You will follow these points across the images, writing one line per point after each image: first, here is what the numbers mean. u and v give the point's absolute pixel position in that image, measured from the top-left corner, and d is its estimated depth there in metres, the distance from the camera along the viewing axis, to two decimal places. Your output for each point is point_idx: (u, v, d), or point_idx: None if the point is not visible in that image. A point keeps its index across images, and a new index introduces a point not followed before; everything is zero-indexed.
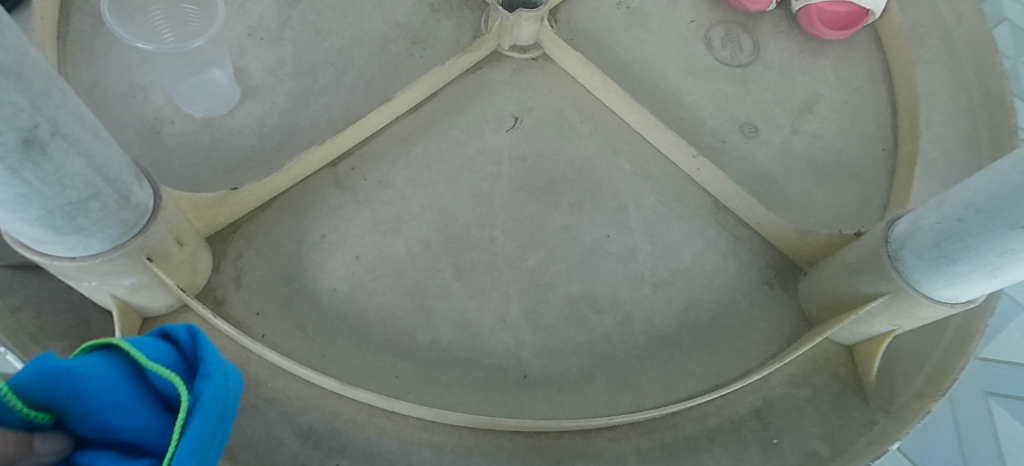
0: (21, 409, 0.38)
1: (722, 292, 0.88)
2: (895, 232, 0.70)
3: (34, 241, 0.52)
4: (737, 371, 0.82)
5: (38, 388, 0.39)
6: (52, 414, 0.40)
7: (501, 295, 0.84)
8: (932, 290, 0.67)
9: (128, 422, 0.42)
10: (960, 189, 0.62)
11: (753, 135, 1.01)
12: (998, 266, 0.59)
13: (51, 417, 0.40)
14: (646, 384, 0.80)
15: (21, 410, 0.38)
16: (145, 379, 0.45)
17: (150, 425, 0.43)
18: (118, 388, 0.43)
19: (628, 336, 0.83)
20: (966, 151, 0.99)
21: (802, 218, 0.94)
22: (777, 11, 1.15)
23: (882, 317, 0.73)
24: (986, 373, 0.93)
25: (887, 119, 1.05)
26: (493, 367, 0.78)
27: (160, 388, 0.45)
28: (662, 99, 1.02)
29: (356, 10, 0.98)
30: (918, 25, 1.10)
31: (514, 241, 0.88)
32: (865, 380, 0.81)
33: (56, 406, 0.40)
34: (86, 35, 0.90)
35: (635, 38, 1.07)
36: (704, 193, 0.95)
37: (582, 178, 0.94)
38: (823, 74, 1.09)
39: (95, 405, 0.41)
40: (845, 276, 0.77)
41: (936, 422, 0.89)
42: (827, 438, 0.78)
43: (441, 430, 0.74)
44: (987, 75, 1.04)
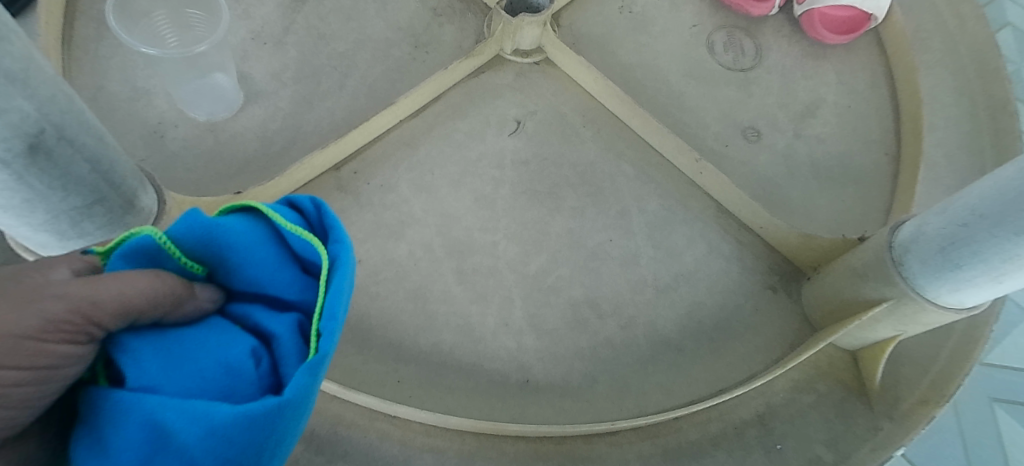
0: (179, 257, 0.43)
1: (725, 296, 0.88)
2: (898, 237, 0.70)
3: (39, 246, 0.57)
4: (740, 376, 0.82)
5: (190, 240, 0.42)
6: (205, 266, 0.44)
7: (503, 299, 0.83)
8: (936, 295, 0.66)
9: (268, 280, 0.43)
10: (965, 194, 0.62)
11: (755, 139, 1.01)
12: (1003, 272, 0.59)
13: (205, 269, 0.45)
14: (649, 389, 0.80)
15: (179, 258, 0.43)
16: (283, 241, 0.44)
17: (293, 283, 0.43)
18: (263, 245, 0.43)
19: (631, 341, 0.83)
20: (970, 156, 0.99)
21: (805, 223, 0.94)
22: (779, 15, 1.15)
23: (886, 322, 0.73)
24: (990, 378, 0.92)
25: (889, 124, 1.05)
26: (495, 372, 0.78)
27: (297, 250, 0.44)
28: (664, 103, 1.02)
29: (359, 14, 0.99)
30: (921, 30, 1.10)
31: (516, 245, 0.88)
32: (869, 385, 0.80)
33: (206, 260, 0.43)
34: (91, 40, 0.90)
35: (638, 42, 1.07)
36: (707, 197, 0.95)
37: (584, 182, 0.93)
38: (826, 78, 1.09)
39: (236, 261, 0.42)
40: (849, 281, 0.76)
41: (940, 428, 0.88)
42: (830, 443, 0.78)
43: (443, 435, 0.73)
44: (990, 79, 1.03)
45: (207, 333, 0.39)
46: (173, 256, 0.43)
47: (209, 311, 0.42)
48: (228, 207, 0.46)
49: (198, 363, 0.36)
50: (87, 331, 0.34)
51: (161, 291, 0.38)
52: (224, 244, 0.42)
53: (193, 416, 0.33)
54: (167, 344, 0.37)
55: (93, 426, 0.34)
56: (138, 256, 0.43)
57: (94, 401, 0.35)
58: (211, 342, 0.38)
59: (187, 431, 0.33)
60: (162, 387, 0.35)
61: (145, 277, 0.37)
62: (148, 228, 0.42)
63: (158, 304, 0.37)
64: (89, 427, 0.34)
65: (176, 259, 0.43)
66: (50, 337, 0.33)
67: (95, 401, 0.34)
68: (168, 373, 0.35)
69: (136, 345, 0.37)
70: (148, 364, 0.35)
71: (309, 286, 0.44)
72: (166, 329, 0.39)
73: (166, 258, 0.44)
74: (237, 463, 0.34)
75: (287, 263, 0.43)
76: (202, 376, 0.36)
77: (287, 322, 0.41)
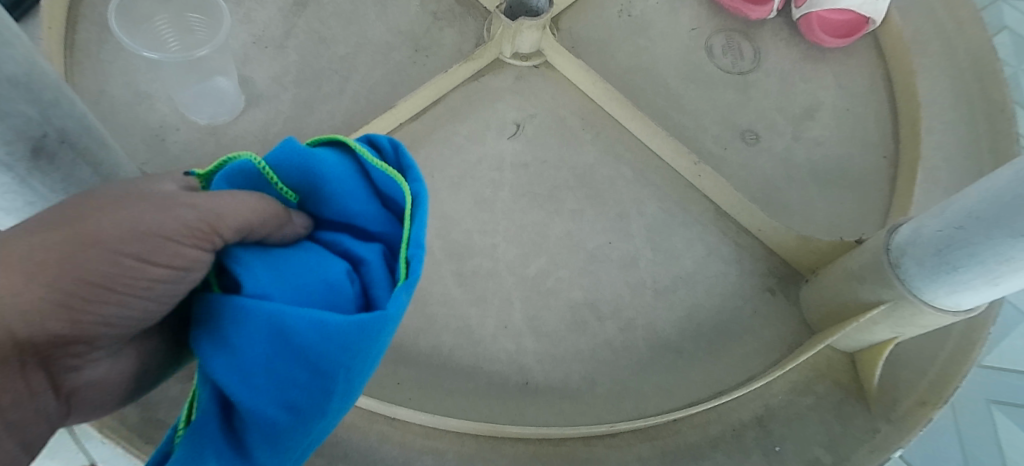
0: (276, 184, 0.47)
1: (723, 299, 0.88)
2: (896, 239, 0.70)
3: None
4: (739, 378, 0.82)
5: (288, 169, 0.46)
6: (297, 194, 0.48)
7: (502, 301, 0.84)
8: (933, 297, 0.66)
9: (357, 211, 0.47)
10: (962, 196, 0.62)
11: (754, 142, 1.01)
12: (999, 274, 0.59)
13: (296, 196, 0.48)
14: (648, 391, 0.80)
15: (277, 184, 0.47)
16: (367, 177, 0.48)
17: (376, 217, 0.48)
18: (350, 178, 0.47)
19: (630, 343, 0.83)
20: (967, 159, 0.99)
21: (804, 226, 0.95)
22: (777, 19, 1.15)
23: (884, 324, 0.73)
24: (988, 380, 0.92)
25: (887, 127, 1.05)
26: (495, 374, 0.78)
27: (378, 186, 0.48)
28: (663, 106, 1.02)
29: (359, 18, 0.99)
30: (918, 33, 1.10)
31: (516, 248, 0.88)
32: (867, 387, 0.81)
33: (300, 188, 0.47)
34: (93, 44, 0.91)
35: (637, 45, 1.08)
36: (705, 200, 0.95)
37: (584, 184, 0.94)
38: (824, 81, 1.10)
39: (329, 193, 0.46)
40: (847, 283, 0.77)
41: (938, 430, 0.89)
42: (828, 445, 0.78)
43: (442, 437, 0.74)
44: (988, 82, 1.04)
45: (307, 255, 0.44)
46: (271, 182, 0.47)
47: (301, 236, 0.47)
48: (316, 141, 0.50)
49: (305, 279, 0.42)
50: (213, 244, 0.39)
51: (269, 213, 0.42)
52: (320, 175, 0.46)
53: (313, 322, 0.38)
54: (274, 260, 0.43)
55: (217, 327, 0.39)
56: (238, 178, 0.47)
57: (216, 306, 0.40)
58: (313, 262, 0.43)
59: (309, 334, 0.39)
60: (277, 297, 0.40)
61: (254, 202, 0.42)
62: (247, 153, 0.46)
63: (267, 224, 0.42)
64: (212, 329, 0.40)
65: (274, 185, 0.47)
66: (184, 240, 0.37)
67: (218, 306, 0.40)
68: (281, 286, 0.40)
69: (248, 258, 0.41)
70: (263, 277, 0.40)
71: (388, 219, 0.48)
72: (270, 248, 0.44)
73: (263, 183, 0.47)
74: (349, 364, 0.41)
75: (371, 197, 0.48)
76: (310, 291, 0.41)
77: (374, 249, 0.46)
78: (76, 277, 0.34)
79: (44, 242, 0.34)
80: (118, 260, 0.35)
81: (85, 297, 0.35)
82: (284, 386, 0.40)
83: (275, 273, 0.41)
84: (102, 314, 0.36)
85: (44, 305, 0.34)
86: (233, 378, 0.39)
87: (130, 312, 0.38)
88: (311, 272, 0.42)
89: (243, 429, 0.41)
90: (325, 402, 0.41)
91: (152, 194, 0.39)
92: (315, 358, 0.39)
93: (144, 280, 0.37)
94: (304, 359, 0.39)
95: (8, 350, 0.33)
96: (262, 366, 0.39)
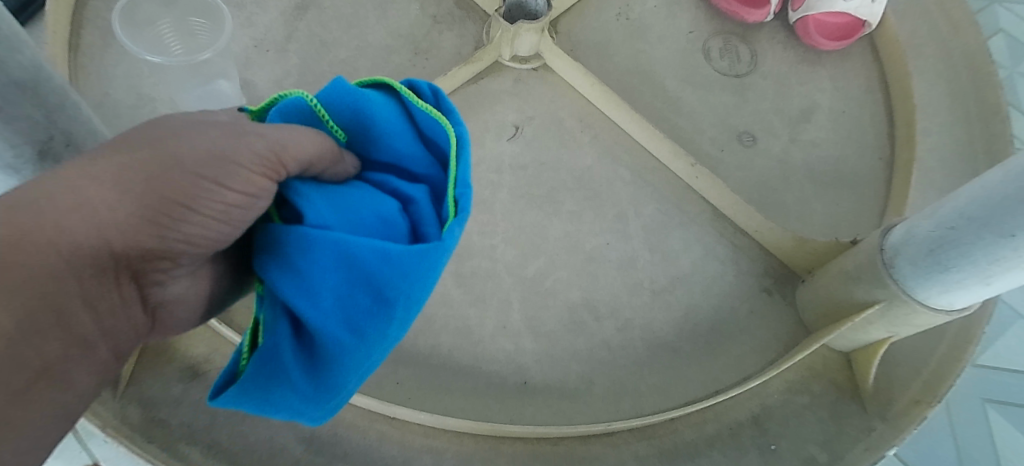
0: (327, 123, 0.46)
1: (720, 299, 0.89)
2: (889, 240, 0.71)
3: None
4: (735, 377, 0.83)
5: (338, 106, 0.45)
6: (347, 133, 0.47)
7: (501, 302, 0.85)
8: (927, 297, 0.67)
9: (404, 151, 0.46)
10: (953, 197, 0.63)
11: (751, 144, 1.02)
12: (990, 274, 0.60)
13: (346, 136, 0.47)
14: (645, 391, 0.81)
15: (328, 123, 0.46)
16: (411, 119, 0.46)
17: (422, 158, 0.46)
18: (396, 117, 0.45)
19: (628, 343, 0.84)
20: (962, 161, 1.00)
21: (800, 227, 0.96)
22: (774, 22, 1.16)
23: (879, 324, 0.74)
24: (983, 380, 0.93)
25: (883, 129, 1.06)
26: (494, 374, 0.79)
27: (423, 126, 0.46)
28: (661, 108, 1.03)
29: (360, 21, 1.00)
30: (914, 36, 1.11)
31: (515, 249, 0.89)
32: (863, 386, 0.82)
33: (350, 127, 0.46)
34: (97, 48, 0.91)
35: (635, 48, 1.09)
36: (703, 201, 0.96)
37: (582, 186, 0.95)
38: (820, 84, 1.10)
39: (378, 132, 0.45)
40: (842, 284, 0.78)
41: (933, 429, 0.89)
42: (824, 444, 0.79)
43: (442, 436, 0.75)
44: (983, 84, 1.05)
45: (360, 191, 0.44)
46: (323, 120, 0.46)
47: (351, 176, 0.46)
48: (364, 80, 0.48)
49: (361, 210, 0.41)
50: (279, 174, 0.40)
51: (322, 150, 0.42)
52: (368, 113, 0.45)
53: (371, 251, 0.38)
54: (331, 193, 0.42)
55: (282, 253, 0.40)
56: (293, 116, 0.47)
57: (280, 234, 0.41)
58: (367, 195, 0.43)
59: (369, 261, 0.38)
60: (337, 227, 0.40)
61: (310, 135, 0.41)
62: (301, 91, 0.46)
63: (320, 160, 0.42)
64: (277, 255, 0.40)
65: (325, 123, 0.46)
66: (254, 169, 0.38)
67: (282, 233, 0.40)
68: (339, 217, 0.40)
69: (307, 191, 0.42)
70: (322, 209, 0.41)
71: (435, 158, 0.46)
72: (325, 185, 0.44)
73: (316, 121, 0.47)
74: (406, 296, 0.40)
75: (416, 137, 0.46)
76: (365, 224, 0.41)
77: (423, 188, 0.44)
78: (160, 197, 0.36)
79: (127, 163, 0.35)
80: (197, 182, 0.36)
81: (170, 216, 0.36)
82: (346, 312, 0.40)
83: (333, 204, 0.41)
84: (183, 233, 0.37)
85: (132, 223, 0.35)
86: (298, 306, 0.39)
87: (209, 234, 0.39)
88: (366, 204, 0.42)
89: (312, 356, 0.41)
90: (384, 331, 0.41)
91: (216, 121, 0.40)
92: (377, 285, 0.39)
93: (219, 207, 0.38)
94: (365, 287, 0.39)
95: (104, 262, 0.36)
96: (326, 292, 0.39)
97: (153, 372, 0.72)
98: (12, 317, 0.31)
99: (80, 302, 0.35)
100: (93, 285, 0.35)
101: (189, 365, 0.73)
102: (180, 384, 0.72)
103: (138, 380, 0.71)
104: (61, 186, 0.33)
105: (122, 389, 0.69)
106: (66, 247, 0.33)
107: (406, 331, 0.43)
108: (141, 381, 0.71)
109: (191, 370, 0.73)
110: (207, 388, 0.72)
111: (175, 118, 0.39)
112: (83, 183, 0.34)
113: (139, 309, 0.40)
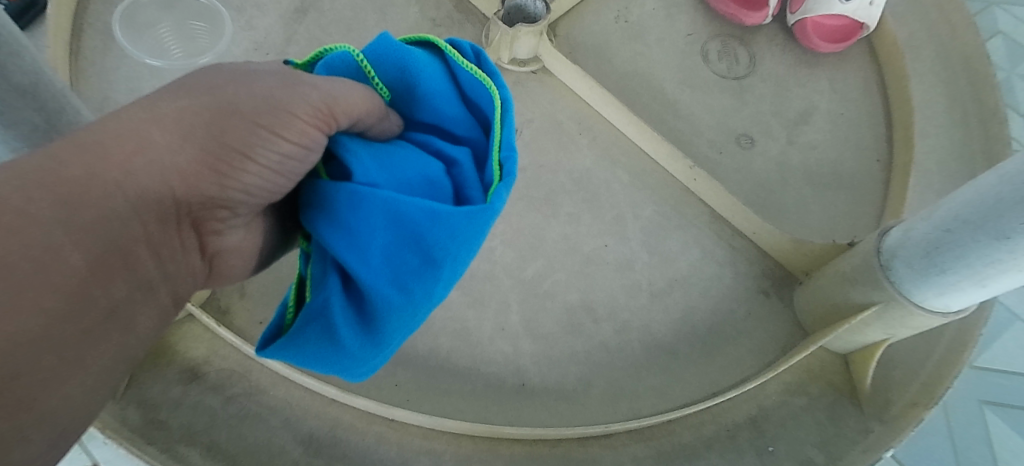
0: (372, 78, 0.48)
1: (718, 301, 0.89)
2: (886, 243, 0.71)
3: None
4: (733, 379, 0.83)
5: (384, 64, 0.47)
6: (392, 92, 0.49)
7: (500, 304, 0.85)
8: (923, 299, 0.67)
9: (447, 113, 0.48)
10: (949, 200, 0.63)
11: (749, 146, 1.02)
12: (986, 276, 0.60)
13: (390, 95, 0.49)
14: (643, 393, 0.81)
15: (374, 79, 0.48)
16: (455, 80, 0.49)
17: (464, 122, 0.48)
18: (440, 78, 0.48)
19: (625, 345, 0.84)
20: (959, 163, 1.00)
21: (798, 229, 0.96)
22: (772, 24, 1.17)
23: (876, 326, 0.74)
24: (981, 382, 0.93)
25: (881, 131, 1.07)
26: (492, 376, 0.80)
27: (466, 90, 0.49)
28: (659, 111, 1.04)
29: (359, 24, 1.01)
30: (911, 38, 1.12)
31: (513, 251, 0.89)
32: (860, 388, 0.82)
33: (395, 85, 0.48)
34: (97, 51, 0.92)
35: (634, 51, 1.09)
36: (701, 203, 0.96)
37: (580, 188, 0.95)
38: (818, 86, 1.11)
39: (423, 93, 0.47)
40: (839, 286, 0.78)
41: (930, 431, 0.90)
42: (821, 445, 0.79)
43: (440, 438, 0.75)
44: (981, 87, 1.05)
45: (405, 152, 0.45)
46: (368, 76, 0.48)
47: (395, 135, 0.48)
48: (408, 40, 0.51)
49: (408, 171, 0.43)
50: (329, 127, 0.42)
51: (370, 108, 0.44)
52: (415, 74, 0.47)
53: (421, 211, 0.40)
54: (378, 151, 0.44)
55: (332, 209, 0.42)
56: (339, 70, 0.49)
57: (330, 191, 0.42)
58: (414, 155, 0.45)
59: (420, 220, 0.40)
60: (385, 186, 0.42)
61: (360, 92, 0.43)
62: (348, 46, 0.48)
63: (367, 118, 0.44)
64: (327, 211, 0.42)
65: (370, 80, 0.48)
66: (307, 120, 0.41)
67: (332, 189, 0.42)
68: (387, 177, 0.42)
69: (355, 148, 0.44)
70: (369, 168, 0.42)
71: (475, 123, 0.49)
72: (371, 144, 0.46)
73: (361, 76, 0.49)
74: (452, 256, 0.42)
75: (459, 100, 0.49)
76: (412, 185, 0.43)
77: (465, 151, 0.47)
78: (219, 142, 0.38)
79: (186, 108, 0.38)
80: (255, 130, 0.39)
81: (230, 163, 0.39)
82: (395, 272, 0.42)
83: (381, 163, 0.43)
84: (242, 183, 0.40)
85: (195, 167, 0.38)
86: (347, 260, 0.41)
87: (264, 183, 0.42)
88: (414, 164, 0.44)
89: (359, 311, 0.43)
90: (429, 290, 0.43)
91: (268, 70, 0.42)
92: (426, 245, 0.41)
93: (275, 157, 0.41)
94: (413, 247, 0.41)
95: (168, 208, 0.38)
96: (375, 249, 0.41)
97: (153, 374, 0.72)
98: (84, 255, 0.32)
99: (146, 246, 0.36)
100: (158, 230, 0.37)
101: (188, 367, 0.73)
102: (179, 387, 0.72)
103: (138, 382, 0.71)
104: (127, 131, 0.36)
105: (123, 391, 0.69)
106: (133, 192, 0.35)
107: (448, 292, 0.45)
108: (140, 383, 0.71)
109: (190, 371, 0.73)
110: (206, 389, 0.72)
111: (227, 67, 0.41)
112: (146, 128, 0.36)
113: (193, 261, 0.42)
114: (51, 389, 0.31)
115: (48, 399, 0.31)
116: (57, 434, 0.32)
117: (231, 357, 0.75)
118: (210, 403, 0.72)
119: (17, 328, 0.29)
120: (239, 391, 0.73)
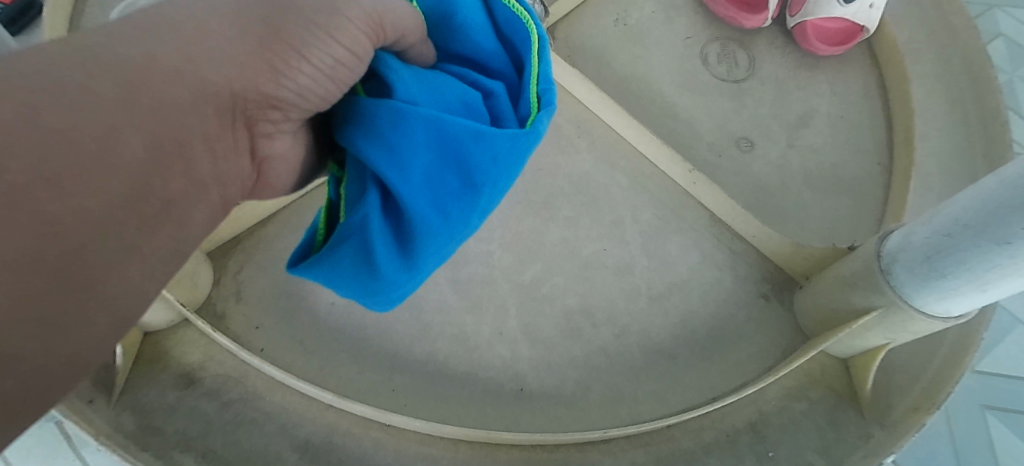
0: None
1: (718, 305, 0.89)
2: (886, 246, 0.71)
3: None
4: (733, 384, 0.83)
5: None
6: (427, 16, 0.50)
7: (498, 308, 0.84)
8: (924, 304, 0.67)
9: (482, 43, 0.49)
10: (949, 204, 0.63)
11: (748, 149, 1.02)
12: (987, 281, 0.59)
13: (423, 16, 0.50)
14: (642, 398, 0.80)
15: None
16: (489, 10, 0.49)
17: (498, 53, 0.49)
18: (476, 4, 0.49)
19: (624, 349, 0.84)
20: (961, 166, 1.00)
21: (798, 232, 0.95)
22: (772, 27, 1.16)
23: (876, 330, 0.74)
24: (983, 386, 0.93)
25: (881, 134, 1.06)
26: (490, 380, 0.79)
27: (501, 22, 0.49)
28: (658, 113, 1.03)
29: None
30: (912, 41, 1.12)
31: (512, 255, 0.89)
32: (861, 393, 0.81)
33: (432, 10, 0.50)
34: None
35: (633, 54, 1.09)
36: (700, 207, 0.96)
37: (579, 192, 0.95)
38: (818, 89, 1.10)
39: (460, 19, 0.48)
40: (839, 290, 0.77)
41: (931, 435, 0.89)
42: (822, 451, 0.78)
43: (437, 443, 0.74)
44: (982, 89, 1.04)
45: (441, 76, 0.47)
46: None
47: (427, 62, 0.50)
48: None
49: (447, 95, 0.45)
50: (379, 39, 0.44)
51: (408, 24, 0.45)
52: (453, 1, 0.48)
53: (466, 131, 0.43)
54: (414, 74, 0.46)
55: (371, 125, 0.43)
56: None
57: (370, 107, 0.43)
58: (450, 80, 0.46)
59: (464, 140, 0.43)
60: (425, 106, 0.44)
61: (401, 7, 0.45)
62: None
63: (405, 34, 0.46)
64: (365, 126, 0.43)
65: None
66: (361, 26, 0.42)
67: (371, 105, 0.43)
68: (427, 99, 0.44)
69: (396, 68, 0.45)
70: (411, 89, 0.44)
71: (509, 59, 0.50)
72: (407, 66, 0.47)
73: None
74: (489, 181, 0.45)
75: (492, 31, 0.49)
76: (450, 108, 0.45)
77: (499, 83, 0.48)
78: (275, 39, 0.40)
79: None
80: (312, 29, 0.40)
81: (285, 61, 0.40)
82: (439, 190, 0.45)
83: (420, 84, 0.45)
84: (296, 83, 0.41)
85: (247, 64, 0.39)
86: (388, 176, 0.43)
87: (315, 89, 0.43)
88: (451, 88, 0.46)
89: (397, 228, 0.46)
90: (467, 213, 0.46)
91: None
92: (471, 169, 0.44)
93: (328, 60, 0.42)
94: (455, 169, 0.44)
95: (224, 104, 0.38)
96: (417, 168, 0.43)
97: (148, 380, 0.72)
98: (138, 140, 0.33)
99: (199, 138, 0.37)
100: (205, 131, 0.38)
101: (184, 372, 0.73)
102: (175, 392, 0.72)
103: (133, 388, 0.71)
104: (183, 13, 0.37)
105: (117, 396, 0.69)
106: (189, 79, 0.36)
107: (482, 220, 0.49)
108: (136, 389, 0.71)
109: (186, 377, 0.73)
110: (202, 395, 0.72)
111: None
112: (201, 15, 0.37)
113: (235, 165, 0.42)
114: (111, 278, 0.31)
115: (105, 286, 0.31)
116: (114, 326, 0.33)
117: (227, 362, 0.75)
118: (206, 408, 0.71)
119: (77, 203, 0.29)
120: (235, 396, 0.73)
